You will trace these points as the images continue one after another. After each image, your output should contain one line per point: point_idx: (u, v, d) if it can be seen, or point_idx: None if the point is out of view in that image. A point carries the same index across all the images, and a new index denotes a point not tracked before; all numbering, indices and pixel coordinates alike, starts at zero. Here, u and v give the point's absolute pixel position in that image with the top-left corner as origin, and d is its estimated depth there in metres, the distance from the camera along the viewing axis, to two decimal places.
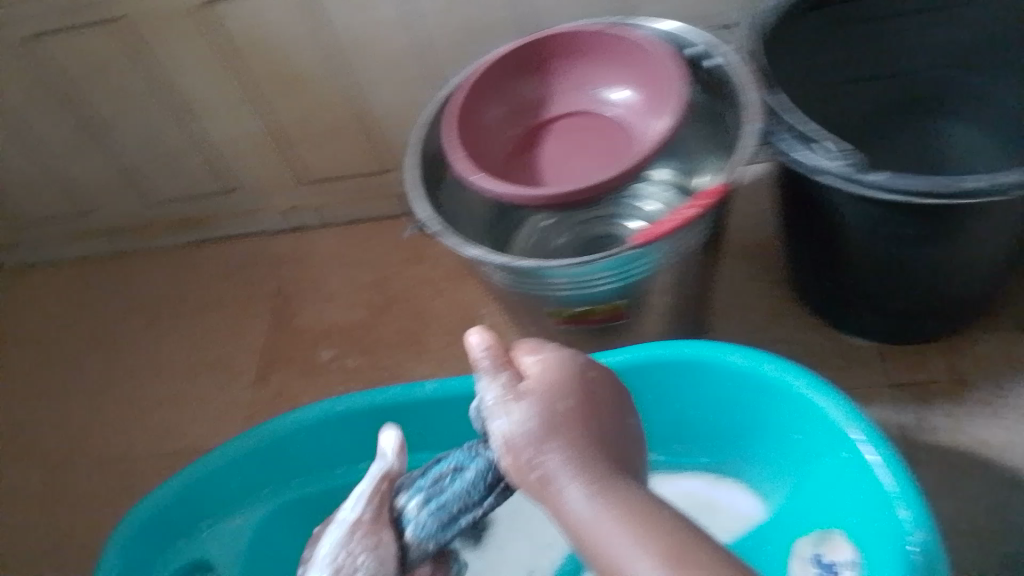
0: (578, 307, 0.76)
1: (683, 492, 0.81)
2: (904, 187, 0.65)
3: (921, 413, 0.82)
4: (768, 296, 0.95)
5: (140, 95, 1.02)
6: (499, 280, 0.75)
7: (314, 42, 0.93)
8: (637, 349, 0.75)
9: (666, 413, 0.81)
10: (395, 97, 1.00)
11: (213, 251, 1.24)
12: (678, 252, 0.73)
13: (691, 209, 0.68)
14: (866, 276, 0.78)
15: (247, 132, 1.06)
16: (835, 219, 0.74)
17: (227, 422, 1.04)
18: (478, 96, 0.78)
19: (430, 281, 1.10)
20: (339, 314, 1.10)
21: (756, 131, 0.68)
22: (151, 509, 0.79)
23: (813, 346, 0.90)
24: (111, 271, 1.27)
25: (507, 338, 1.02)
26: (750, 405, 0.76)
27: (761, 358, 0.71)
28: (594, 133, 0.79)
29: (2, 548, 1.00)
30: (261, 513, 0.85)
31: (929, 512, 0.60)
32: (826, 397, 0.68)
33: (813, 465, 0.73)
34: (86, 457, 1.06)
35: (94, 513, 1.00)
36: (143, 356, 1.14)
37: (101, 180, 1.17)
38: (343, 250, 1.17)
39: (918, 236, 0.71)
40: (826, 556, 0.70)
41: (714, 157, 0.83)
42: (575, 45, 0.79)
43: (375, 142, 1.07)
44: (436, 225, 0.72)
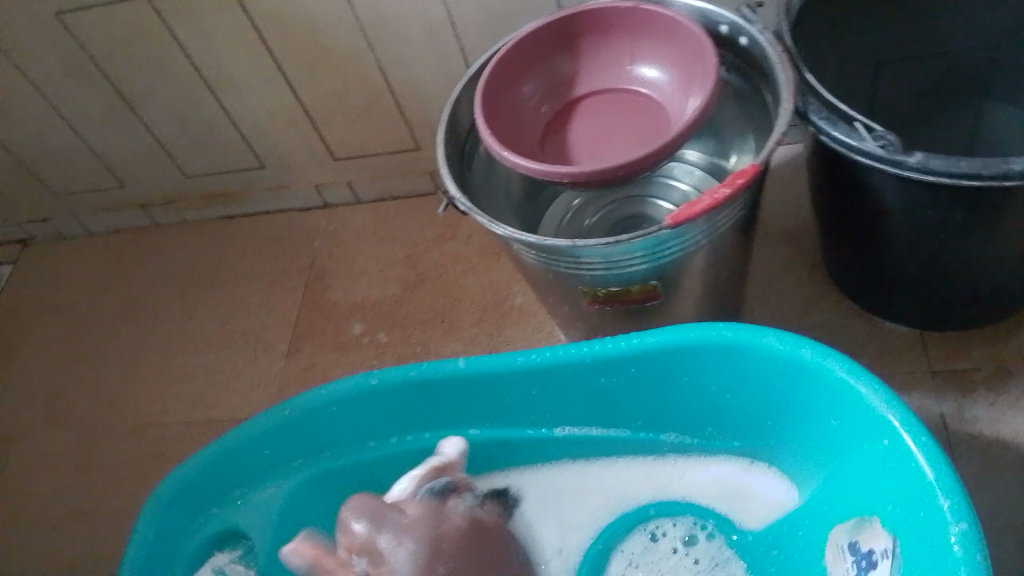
0: (610, 287, 0.75)
1: (712, 477, 0.82)
2: (948, 170, 0.63)
3: (960, 402, 0.80)
4: (805, 279, 0.93)
5: (175, 69, 1.02)
6: (531, 260, 0.74)
7: (348, 17, 0.92)
8: (670, 331, 0.74)
9: (698, 396, 0.80)
10: (429, 73, 0.99)
11: (247, 225, 1.24)
12: (711, 234, 0.71)
13: (722, 190, 0.65)
14: (907, 260, 0.76)
15: (280, 106, 1.06)
16: (875, 202, 0.72)
17: (259, 396, 1.05)
18: (505, 77, 0.76)
19: (463, 259, 1.10)
20: (371, 290, 1.10)
21: (790, 111, 0.66)
22: (186, 477, 0.80)
23: (851, 330, 0.88)
24: (146, 244, 1.28)
25: (538, 317, 1.01)
26: (785, 389, 0.74)
27: (798, 342, 0.70)
28: (627, 111, 0.77)
29: (40, 514, 1.02)
30: (292, 484, 0.86)
31: (970, 504, 0.58)
32: (864, 382, 0.66)
33: (849, 452, 0.71)
34: (121, 427, 1.07)
35: (128, 482, 1.02)
36: (178, 328, 1.15)
37: (137, 154, 1.18)
38: (375, 226, 1.17)
39: (962, 220, 0.69)
40: (862, 545, 0.68)
41: (750, 138, 0.80)
42: (606, 21, 0.77)
43: (408, 118, 1.06)
44: (467, 204, 0.71)
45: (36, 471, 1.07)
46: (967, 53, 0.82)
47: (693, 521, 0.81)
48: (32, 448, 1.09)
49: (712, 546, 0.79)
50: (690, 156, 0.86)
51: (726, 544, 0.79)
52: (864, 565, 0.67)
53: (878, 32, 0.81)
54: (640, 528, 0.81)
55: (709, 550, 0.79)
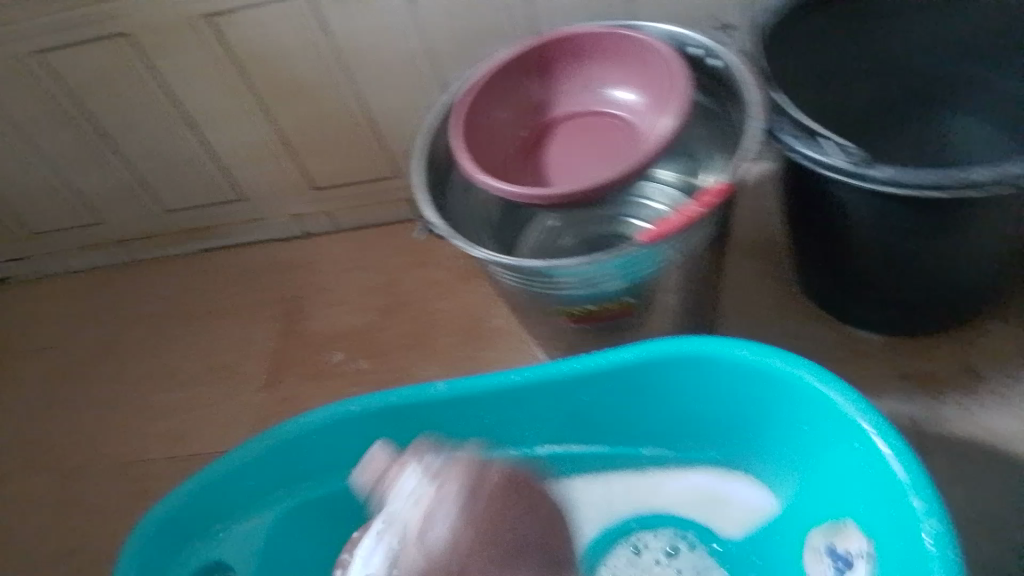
0: (587, 306, 0.77)
1: (690, 486, 0.82)
2: (911, 180, 0.66)
3: (931, 404, 0.82)
4: (777, 292, 0.95)
5: (152, 106, 1.04)
6: (510, 282, 0.76)
7: (322, 49, 0.94)
8: (645, 347, 0.76)
9: (677, 410, 0.81)
10: (403, 102, 1.01)
11: (228, 257, 1.25)
12: (683, 251, 0.73)
13: (693, 209, 0.69)
14: (873, 267, 0.79)
15: (257, 138, 1.08)
16: (839, 211, 0.75)
17: (242, 426, 1.05)
18: (482, 103, 0.79)
19: (441, 283, 1.11)
20: (352, 317, 1.11)
21: (758, 129, 0.68)
22: (167, 511, 0.80)
23: (823, 340, 0.90)
24: (127, 280, 1.28)
25: (518, 338, 1.02)
26: (759, 401, 0.76)
27: (768, 351, 0.71)
28: (599, 133, 0.80)
29: (25, 553, 1.02)
30: (276, 514, 0.86)
31: (942, 502, 0.60)
32: (833, 389, 0.68)
33: (823, 458, 0.73)
34: (104, 463, 1.08)
35: (113, 519, 1.02)
36: (160, 362, 1.16)
37: (116, 190, 1.19)
38: (355, 254, 1.18)
39: (922, 226, 0.71)
40: (839, 546, 0.70)
41: (718, 157, 0.83)
42: (580, 46, 0.80)
43: (384, 146, 1.08)
44: (445, 229, 0.73)
45: (20, 511, 1.06)
46: (922, 67, 0.85)
47: (673, 533, 0.81)
48: (14, 488, 1.09)
49: (693, 557, 0.79)
50: None
51: (708, 554, 0.79)
52: (842, 565, 0.69)
53: (835, 49, 0.84)
54: (623, 542, 0.81)
55: (690, 562, 0.79)
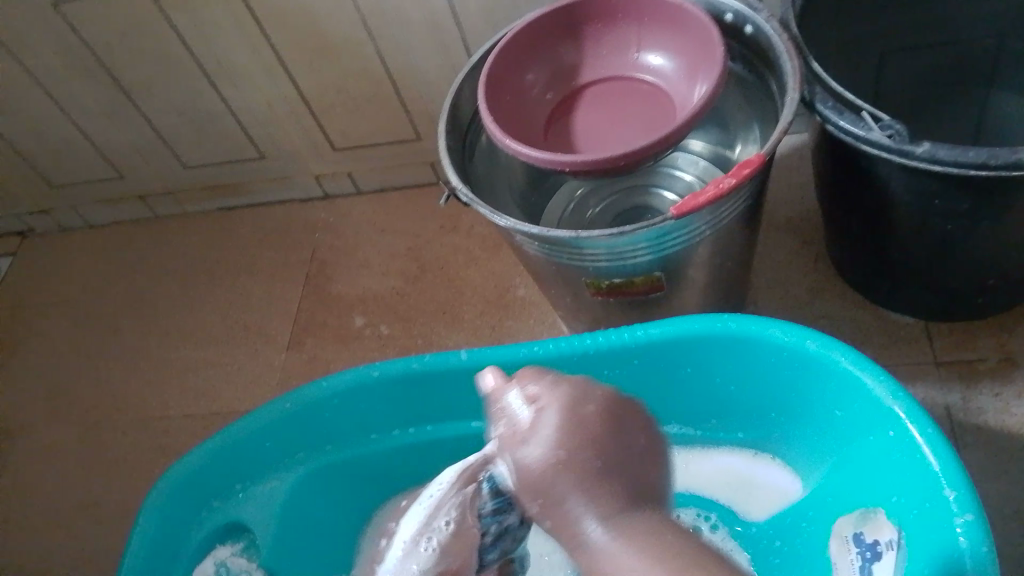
0: (614, 278, 0.74)
1: (718, 467, 0.82)
2: (957, 159, 0.62)
3: (966, 392, 0.80)
4: (810, 270, 0.92)
5: (174, 60, 1.01)
6: (534, 251, 0.73)
7: (349, 6, 0.92)
8: (674, 323, 0.73)
9: (702, 386, 0.79)
10: (431, 63, 0.98)
11: (249, 217, 1.24)
12: (715, 224, 0.70)
13: (727, 180, 0.65)
14: (912, 250, 0.76)
15: (280, 97, 1.05)
16: (881, 192, 0.72)
17: (261, 389, 1.04)
18: (509, 66, 0.76)
19: (465, 251, 1.09)
20: (373, 282, 1.10)
21: (797, 101, 0.65)
22: (187, 470, 0.79)
23: (856, 321, 0.87)
24: (147, 236, 1.27)
25: (542, 309, 1.01)
26: (790, 381, 0.74)
27: (803, 333, 0.69)
28: (631, 100, 0.77)
29: (44, 507, 1.02)
30: (296, 477, 0.85)
31: (976, 495, 0.58)
32: (869, 374, 0.65)
33: (854, 444, 0.71)
34: (123, 421, 1.07)
35: (130, 477, 1.01)
36: (179, 321, 1.15)
37: (136, 145, 1.17)
38: (377, 218, 1.16)
39: (969, 210, 0.68)
40: (868, 536, 0.68)
41: (755, 128, 0.79)
42: (613, 8, 0.76)
43: (409, 108, 1.05)
44: (469, 194, 0.70)
45: (39, 465, 1.06)
46: (973, 42, 0.82)
47: (696, 513, 0.81)
48: (34, 442, 1.09)
49: (715, 539, 0.79)
50: (694, 146, 0.85)
51: (729, 535, 0.79)
52: (870, 556, 0.67)
53: (884, 20, 0.80)
54: None
55: (712, 543, 0.79)
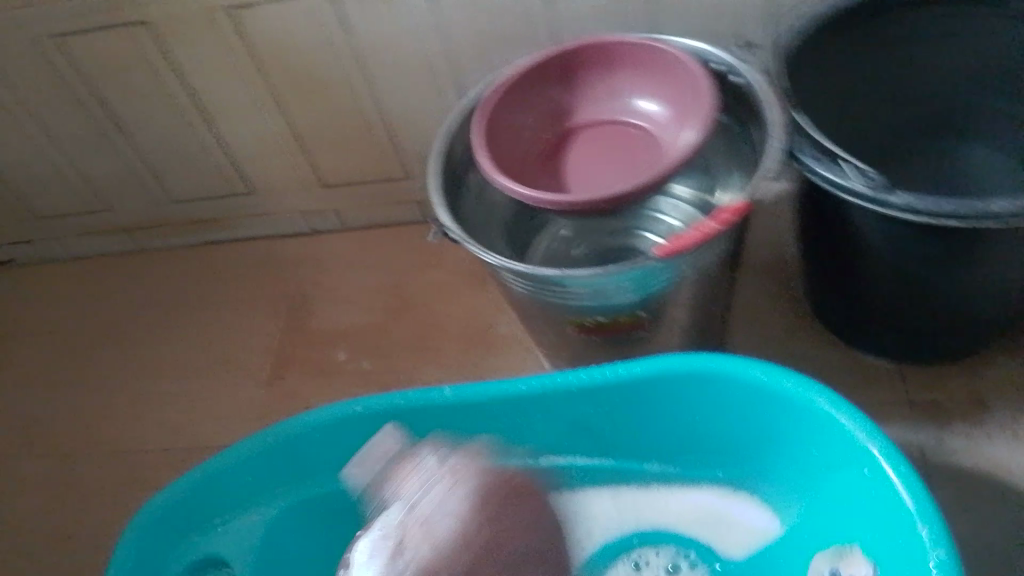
0: (599, 317, 0.76)
1: (698, 504, 0.82)
2: (928, 208, 0.65)
3: (937, 433, 0.83)
4: (787, 312, 0.95)
5: (168, 95, 1.03)
6: (521, 289, 0.75)
7: (343, 47, 0.94)
8: (656, 361, 0.75)
9: (685, 425, 0.81)
10: (422, 105, 1.01)
11: (232, 251, 1.24)
12: (699, 265, 0.72)
13: (710, 224, 0.67)
14: (885, 294, 0.79)
15: (271, 134, 1.07)
16: (857, 237, 0.75)
17: (242, 422, 1.04)
18: (504, 107, 0.78)
19: (449, 287, 1.11)
20: (357, 316, 1.11)
21: (777, 150, 0.68)
22: (166, 503, 0.79)
23: (832, 364, 0.90)
24: (128, 267, 1.27)
25: (524, 347, 1.02)
26: (769, 420, 0.76)
27: (781, 373, 0.71)
28: (620, 142, 0.79)
29: (16, 541, 1.01)
30: (275, 511, 0.85)
31: (949, 532, 0.60)
32: (845, 415, 0.68)
33: (831, 483, 0.73)
34: (99, 452, 1.07)
35: (106, 508, 1.01)
36: (158, 353, 1.15)
37: (123, 177, 1.18)
38: (361, 254, 1.18)
39: (941, 259, 0.71)
40: (844, 572, 0.70)
41: (736, 174, 0.82)
42: (605, 55, 0.79)
43: (399, 148, 1.07)
44: (460, 233, 0.72)
45: (11, 496, 1.05)
46: (941, 98, 0.86)
47: (676, 551, 0.81)
48: (7, 472, 1.08)
49: None
50: (677, 192, 0.86)
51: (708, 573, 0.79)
52: None
53: (857, 74, 0.84)
54: (624, 557, 0.81)
55: None
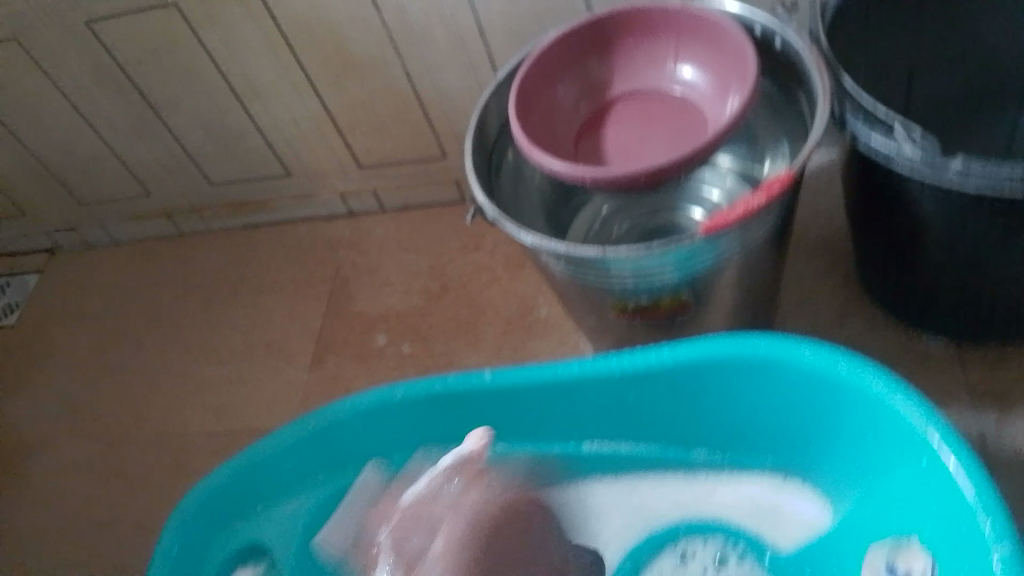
0: (640, 299, 0.74)
1: (747, 495, 0.80)
2: (989, 176, 0.61)
3: (1000, 418, 0.79)
4: (839, 292, 0.91)
5: (204, 78, 1.02)
6: (560, 270, 0.73)
7: (376, 25, 0.92)
8: (701, 345, 0.72)
9: (731, 410, 0.78)
10: (457, 83, 0.98)
11: (272, 235, 1.24)
12: (744, 243, 0.69)
13: (756, 199, 0.64)
14: (943, 271, 0.75)
15: (308, 115, 1.06)
16: (913, 211, 0.71)
17: (282, 407, 1.04)
18: (539, 79, 0.76)
19: (488, 269, 1.09)
20: (396, 299, 1.09)
21: (826, 116, 0.64)
22: (209, 490, 0.78)
23: (887, 346, 0.86)
24: (171, 252, 1.28)
25: (565, 329, 1.00)
26: (820, 403, 0.72)
27: (833, 355, 0.68)
28: (662, 113, 0.76)
29: (63, 526, 1.02)
30: (317, 498, 0.84)
31: (1013, 523, 0.56)
32: (902, 398, 0.64)
33: (887, 470, 0.69)
34: (143, 436, 1.07)
35: (151, 492, 1.01)
36: (201, 336, 1.15)
37: (163, 162, 1.18)
38: (400, 236, 1.16)
39: (1006, 233, 0.67)
40: (899, 565, 0.67)
41: (784, 144, 0.78)
42: (645, 23, 0.76)
43: (435, 128, 1.05)
44: (496, 212, 0.70)
45: (59, 479, 1.07)
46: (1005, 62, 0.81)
47: (723, 542, 0.78)
48: (55, 456, 1.09)
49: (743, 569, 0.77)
50: (722, 163, 0.83)
51: (757, 566, 0.77)
52: None
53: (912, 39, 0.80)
54: (670, 548, 0.80)
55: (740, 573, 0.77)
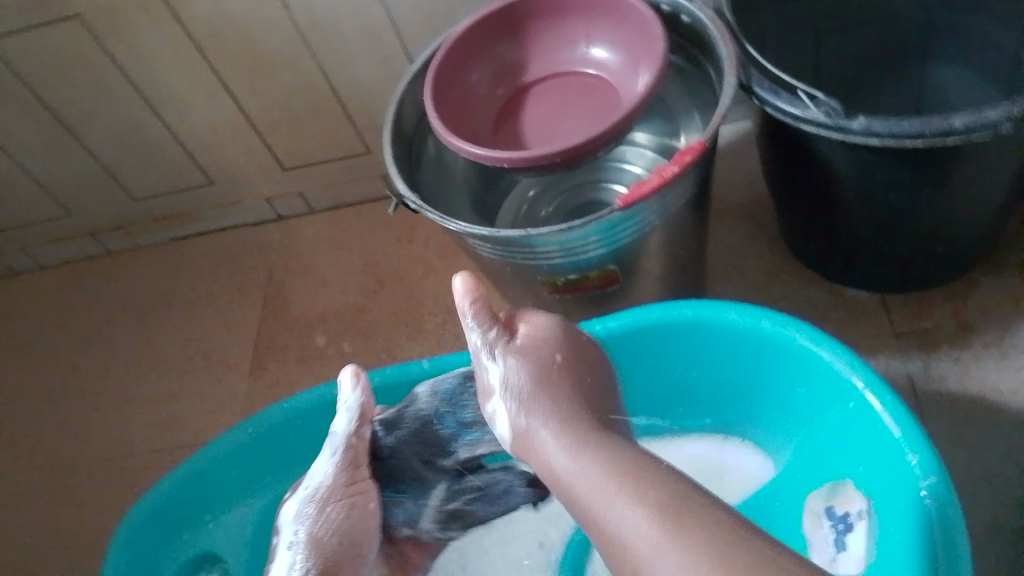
0: (570, 275, 0.75)
1: (691, 455, 0.82)
2: (890, 131, 0.63)
3: (925, 361, 0.82)
4: (766, 253, 0.93)
5: (113, 90, 1.00)
6: (487, 253, 0.73)
7: (286, 23, 0.91)
8: (632, 314, 0.74)
9: (667, 375, 0.80)
10: (373, 76, 0.98)
11: (201, 244, 1.22)
12: (664, 212, 0.71)
13: (671, 168, 0.66)
14: (858, 223, 0.77)
15: (225, 120, 1.04)
16: (826, 169, 0.73)
17: (227, 417, 1.03)
18: (453, 68, 0.76)
19: (424, 261, 1.09)
20: (333, 299, 1.09)
21: (733, 86, 0.66)
22: (153, 503, 0.78)
23: (815, 301, 0.89)
24: (99, 271, 1.25)
25: (504, 313, 1.01)
26: (751, 361, 0.74)
27: (758, 313, 0.70)
28: (576, 93, 0.77)
29: (12, 561, 1.00)
30: (264, 503, 0.84)
31: (938, 458, 0.59)
32: (827, 349, 0.66)
33: (818, 419, 0.72)
34: (86, 460, 1.05)
35: (99, 516, 1.00)
36: (137, 354, 1.13)
37: (80, 179, 1.15)
38: (332, 235, 1.15)
39: (913, 182, 0.70)
40: (838, 509, 0.69)
41: (696, 117, 0.80)
42: (555, 4, 0.77)
43: (356, 122, 1.05)
44: (418, 202, 0.70)
45: (2, 512, 1.04)
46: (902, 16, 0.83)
47: None
48: None
49: None
50: (640, 139, 0.85)
51: None
52: (842, 528, 0.68)
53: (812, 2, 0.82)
54: None
55: None
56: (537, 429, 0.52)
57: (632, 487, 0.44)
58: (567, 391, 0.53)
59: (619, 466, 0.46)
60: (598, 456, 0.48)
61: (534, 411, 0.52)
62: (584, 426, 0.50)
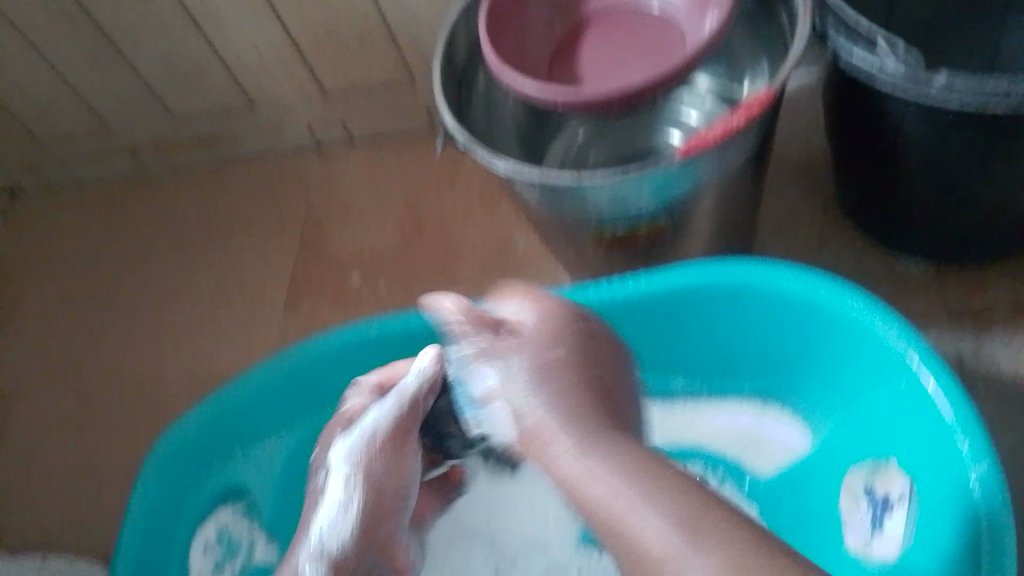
0: (618, 227, 0.72)
1: (727, 423, 0.80)
2: (974, 89, 0.60)
3: (977, 340, 0.78)
4: (819, 217, 0.90)
5: (159, 7, 0.98)
6: (533, 199, 0.70)
7: None
8: (681, 275, 0.71)
9: (710, 338, 0.77)
10: (423, 4, 0.95)
11: (240, 170, 1.21)
12: (722, 168, 0.67)
13: (736, 119, 0.62)
14: (923, 191, 0.73)
15: (271, 43, 1.02)
16: (894, 130, 0.69)
17: (258, 348, 1.03)
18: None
19: (464, 202, 1.06)
20: (370, 236, 1.07)
21: (806, 33, 0.62)
22: (182, 437, 0.76)
23: (867, 271, 0.85)
24: (137, 192, 1.24)
25: (543, 262, 0.98)
26: (801, 329, 0.71)
27: (813, 280, 0.67)
28: (638, 31, 0.73)
29: (44, 477, 1.01)
30: (294, 439, 0.84)
31: (991, 443, 0.56)
32: (882, 322, 0.63)
33: (865, 395, 0.69)
34: (118, 383, 1.06)
35: (128, 438, 1.00)
36: (172, 279, 1.13)
37: (122, 97, 1.14)
38: (372, 170, 1.13)
39: (986, 150, 0.66)
40: (878, 489, 0.67)
41: (764, 62, 0.77)
42: None
43: (402, 51, 1.02)
44: (466, 138, 0.67)
45: (34, 428, 1.05)
46: None
47: (703, 466, 0.80)
48: (29, 404, 1.07)
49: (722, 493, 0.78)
50: (701, 85, 0.81)
51: (737, 490, 0.78)
52: (881, 510, 0.66)
53: None
54: None
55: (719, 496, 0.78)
56: (525, 406, 0.52)
57: (655, 499, 0.45)
58: (565, 366, 0.52)
59: (642, 478, 0.46)
60: (607, 444, 0.49)
61: (526, 400, 0.51)
62: (588, 404, 0.51)
